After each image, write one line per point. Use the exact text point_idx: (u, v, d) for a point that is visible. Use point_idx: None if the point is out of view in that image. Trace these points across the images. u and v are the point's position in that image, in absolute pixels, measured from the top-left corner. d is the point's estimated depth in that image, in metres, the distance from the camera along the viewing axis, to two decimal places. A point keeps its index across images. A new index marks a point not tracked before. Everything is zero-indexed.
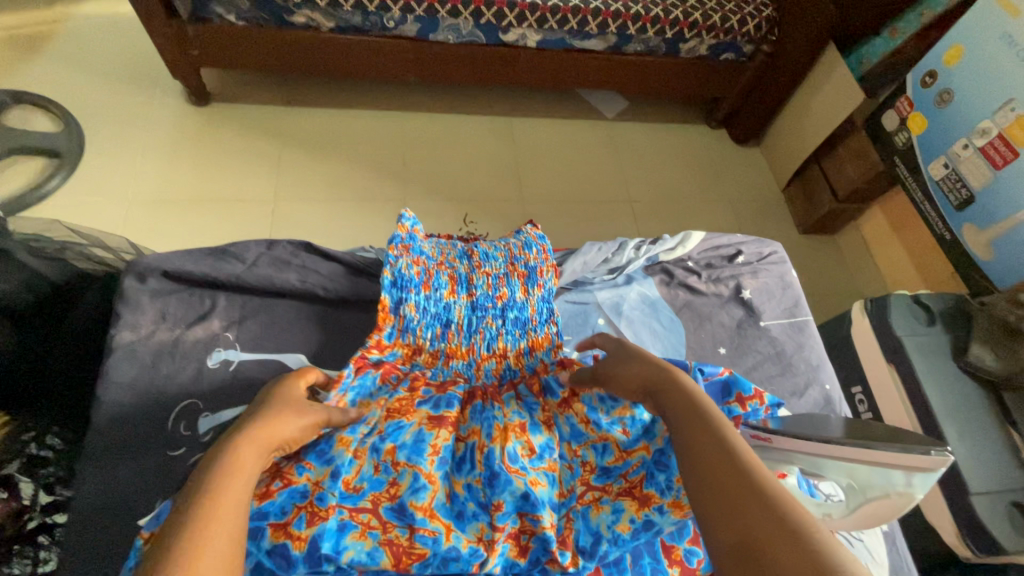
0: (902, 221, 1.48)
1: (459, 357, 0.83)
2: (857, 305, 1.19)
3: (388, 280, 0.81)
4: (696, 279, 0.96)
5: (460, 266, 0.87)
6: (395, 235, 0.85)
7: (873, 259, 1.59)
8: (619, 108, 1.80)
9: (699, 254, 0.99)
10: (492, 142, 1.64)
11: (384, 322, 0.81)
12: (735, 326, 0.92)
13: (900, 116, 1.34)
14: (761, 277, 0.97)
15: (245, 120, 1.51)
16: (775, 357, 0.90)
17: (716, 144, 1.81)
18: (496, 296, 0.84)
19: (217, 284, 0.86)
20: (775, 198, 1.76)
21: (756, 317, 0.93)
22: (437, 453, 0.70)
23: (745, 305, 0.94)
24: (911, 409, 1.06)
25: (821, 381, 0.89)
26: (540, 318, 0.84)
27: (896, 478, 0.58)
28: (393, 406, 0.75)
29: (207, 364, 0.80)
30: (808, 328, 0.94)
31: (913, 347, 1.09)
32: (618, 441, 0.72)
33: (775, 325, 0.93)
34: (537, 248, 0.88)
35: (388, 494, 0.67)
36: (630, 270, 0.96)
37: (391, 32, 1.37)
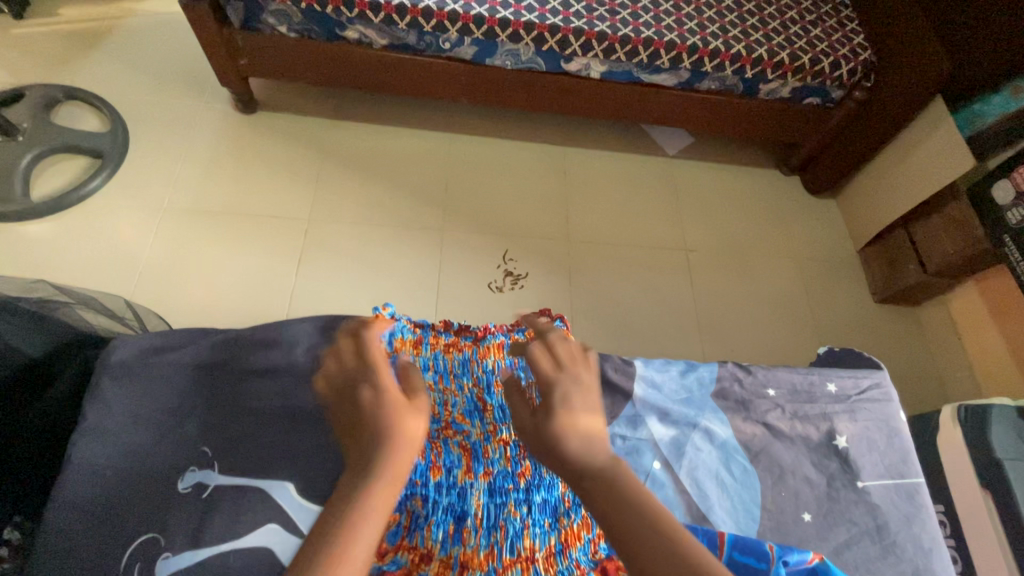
0: (1005, 305, 1.29)
1: (475, 565, 0.68)
2: (947, 411, 1.02)
3: None
4: (779, 416, 0.80)
5: (472, 431, 0.77)
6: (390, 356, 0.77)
7: (961, 344, 1.40)
8: (682, 144, 1.67)
9: (784, 383, 0.83)
10: (541, 173, 1.53)
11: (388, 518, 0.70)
12: (825, 485, 0.77)
13: (1016, 189, 1.16)
14: (860, 420, 0.81)
15: (291, 132, 1.46)
16: (876, 532, 0.74)
17: (785, 192, 1.65)
18: (518, 473, 0.73)
19: (199, 386, 0.77)
20: (850, 259, 1.58)
21: (854, 475, 0.77)
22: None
23: (840, 457, 0.78)
24: (1007, 552, 0.89)
25: (934, 571, 0.72)
26: (574, 500, 0.73)
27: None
28: None
29: (177, 489, 0.70)
30: (919, 495, 0.77)
31: (1018, 476, 0.92)
32: None
33: (876, 488, 0.77)
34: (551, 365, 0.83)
35: None
36: (694, 399, 0.81)
37: (446, 53, 1.28)
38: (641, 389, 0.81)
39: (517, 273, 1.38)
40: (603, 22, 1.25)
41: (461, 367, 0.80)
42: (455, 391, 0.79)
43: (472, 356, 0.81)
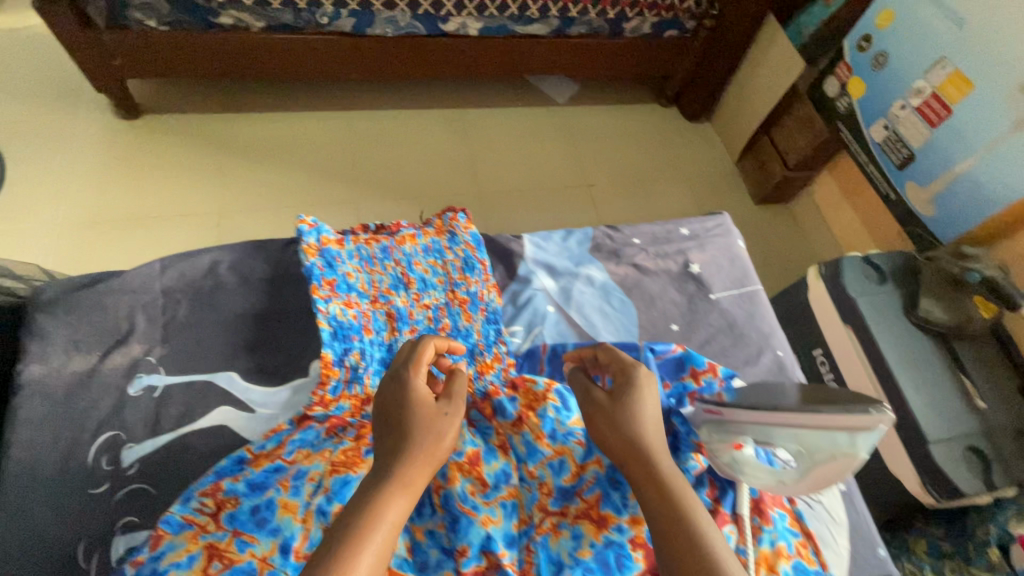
0: (851, 184, 1.51)
1: None
2: (812, 271, 1.20)
3: (326, 332, 0.74)
4: (643, 257, 0.91)
5: (396, 298, 0.80)
6: (307, 256, 0.77)
7: (827, 225, 1.62)
8: (569, 92, 1.79)
9: (645, 233, 0.94)
10: (443, 135, 1.61)
11: (327, 374, 0.73)
12: (685, 302, 0.87)
13: (840, 82, 1.37)
14: (708, 251, 0.93)
15: (184, 130, 1.44)
16: (727, 328, 0.85)
17: (667, 122, 1.82)
18: (439, 328, 0.78)
19: (135, 306, 0.79)
20: (729, 171, 1.77)
21: (706, 289, 0.89)
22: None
23: (695, 279, 0.89)
24: (869, 368, 1.09)
25: (772, 347, 0.84)
26: (487, 342, 0.78)
27: (839, 436, 0.56)
28: (338, 459, 0.65)
29: (128, 393, 0.73)
30: (757, 297, 0.89)
31: (867, 307, 1.12)
32: (574, 455, 0.66)
33: (725, 297, 0.88)
34: (461, 243, 0.84)
35: None
36: (578, 255, 0.90)
37: (326, 28, 1.32)
38: (529, 252, 0.89)
39: None
40: None
41: (380, 252, 0.83)
42: (380, 271, 0.82)
43: (390, 244, 0.84)
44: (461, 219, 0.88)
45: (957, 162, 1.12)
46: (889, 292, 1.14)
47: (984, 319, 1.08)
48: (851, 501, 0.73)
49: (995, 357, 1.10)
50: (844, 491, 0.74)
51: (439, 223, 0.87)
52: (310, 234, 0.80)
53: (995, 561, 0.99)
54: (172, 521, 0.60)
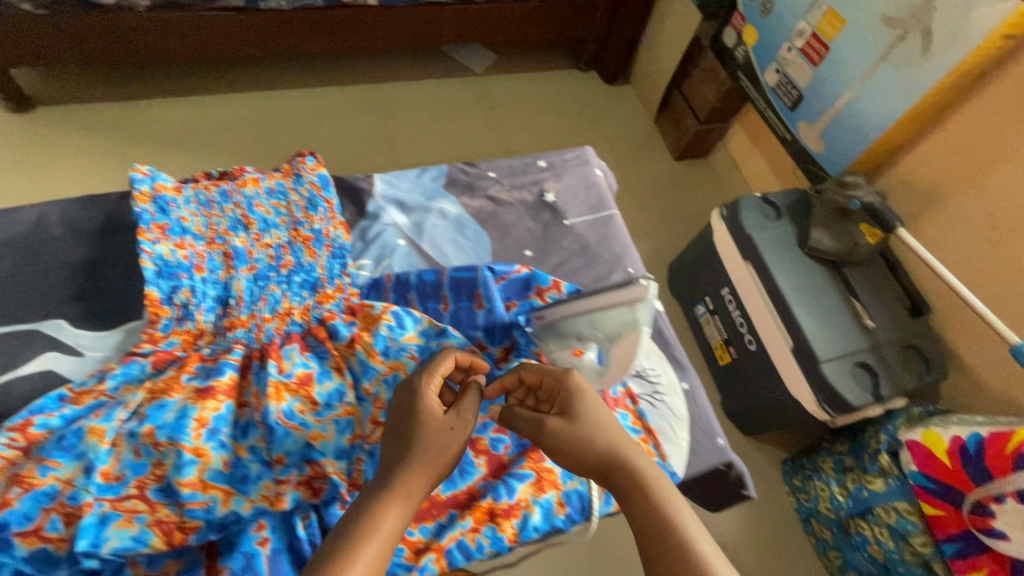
0: (758, 133, 1.57)
1: (240, 324, 0.72)
2: (715, 215, 1.25)
3: (149, 270, 0.70)
4: (498, 189, 0.91)
5: (235, 238, 0.76)
6: (138, 204, 0.73)
7: (742, 176, 1.68)
8: (487, 62, 1.80)
9: (502, 166, 0.95)
10: (359, 111, 1.60)
11: (156, 313, 0.70)
12: (540, 229, 0.89)
13: (736, 31, 1.40)
14: (565, 179, 0.94)
15: (80, 121, 1.39)
16: (580, 252, 0.88)
17: (587, 86, 1.85)
18: (279, 265, 0.76)
19: None
20: (649, 130, 1.81)
21: (561, 216, 0.90)
22: (203, 426, 0.62)
23: (551, 207, 0.91)
24: (767, 300, 1.14)
25: (624, 264, 0.87)
26: (330, 275, 0.76)
27: (614, 315, 0.66)
28: (156, 386, 0.66)
29: None
30: (612, 221, 0.91)
31: (763, 241, 1.17)
32: (406, 369, 0.70)
33: (579, 223, 0.90)
34: (307, 183, 0.81)
35: (154, 475, 0.61)
36: (431, 191, 0.90)
37: (218, 4, 1.29)
38: (378, 189, 0.88)
39: None
40: None
41: (220, 196, 0.79)
42: (218, 214, 0.78)
43: (231, 188, 0.80)
44: (311, 162, 0.84)
45: (837, 97, 1.17)
46: (785, 227, 1.19)
47: (869, 244, 1.12)
48: (693, 399, 0.80)
49: (886, 282, 1.16)
50: (687, 390, 0.81)
51: (286, 166, 0.83)
52: (144, 181, 0.75)
53: (885, 465, 1.05)
54: None
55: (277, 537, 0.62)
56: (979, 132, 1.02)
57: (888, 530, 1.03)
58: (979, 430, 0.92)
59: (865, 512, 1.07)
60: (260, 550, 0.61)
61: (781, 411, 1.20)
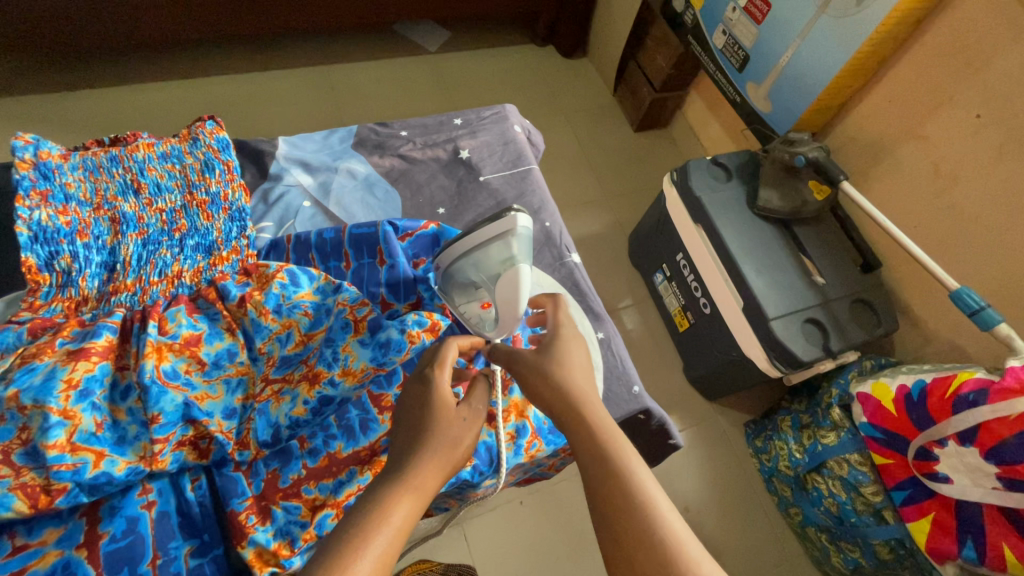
0: (713, 99, 1.55)
1: (126, 289, 0.69)
2: (665, 180, 1.25)
3: (22, 236, 0.65)
4: (411, 148, 0.92)
5: (124, 204, 0.72)
6: (15, 172, 0.67)
7: (700, 144, 1.67)
8: (440, 40, 1.77)
9: (415, 126, 0.95)
10: (309, 93, 1.57)
11: (35, 280, 0.66)
12: (455, 186, 0.90)
13: None
14: (480, 136, 0.94)
15: (14, 111, 1.35)
16: (495, 208, 0.89)
17: (543, 60, 1.83)
18: (173, 230, 0.73)
19: None
20: (607, 103, 1.79)
21: (476, 172, 0.91)
22: (74, 388, 0.57)
23: (465, 164, 0.91)
24: (718, 261, 1.14)
25: (541, 219, 0.89)
26: (227, 237, 0.74)
27: (491, 253, 0.67)
28: (28, 352, 0.60)
29: None
30: (530, 176, 0.92)
31: (711, 203, 1.16)
32: (298, 326, 0.68)
33: (495, 179, 0.91)
34: (204, 147, 0.75)
35: (20, 440, 0.55)
36: (338, 152, 0.91)
37: None
38: (281, 151, 0.88)
39: None
40: None
41: (108, 161, 0.73)
42: (107, 179, 0.73)
43: (121, 152, 0.74)
44: (209, 126, 0.78)
45: (781, 55, 1.16)
46: (735, 188, 1.19)
47: (817, 201, 1.11)
48: (608, 347, 0.80)
49: (837, 239, 1.16)
50: (602, 339, 0.81)
51: (183, 130, 0.77)
52: (26, 150, 0.69)
53: (837, 419, 1.04)
54: None
55: (165, 500, 0.60)
56: (914, 83, 1.02)
57: (841, 481, 1.03)
58: (925, 377, 0.92)
59: (820, 466, 1.07)
60: (144, 513, 0.58)
61: (737, 371, 1.20)
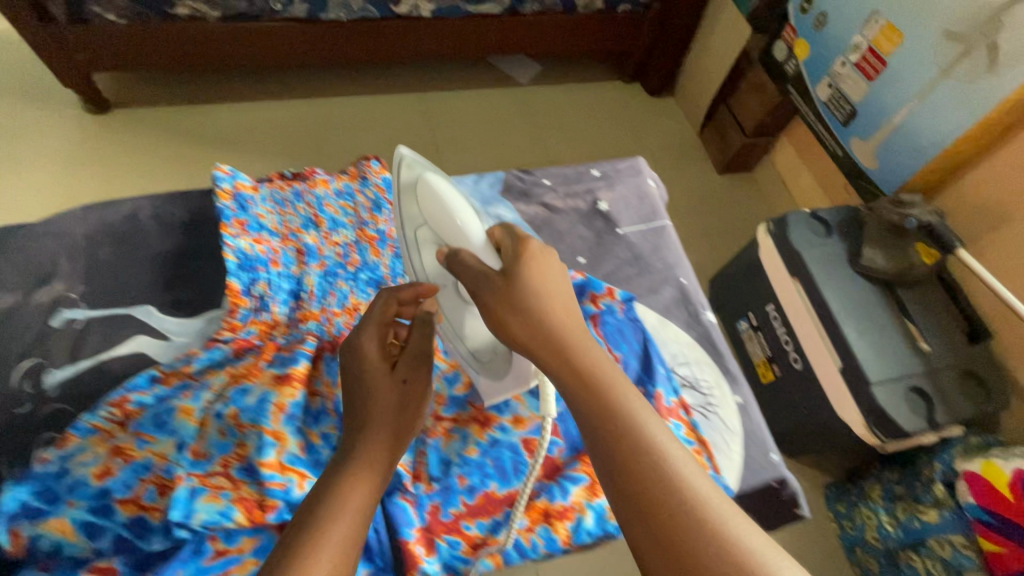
0: (807, 147, 1.54)
1: (313, 317, 0.77)
2: (760, 229, 1.24)
3: (231, 262, 0.76)
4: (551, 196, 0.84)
5: (306, 236, 0.83)
6: (222, 205, 0.79)
7: (787, 189, 1.65)
8: (532, 73, 1.83)
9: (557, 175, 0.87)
10: (408, 118, 1.65)
11: (236, 303, 0.75)
12: (593, 238, 0.80)
13: (787, 45, 1.39)
14: (619, 187, 0.85)
15: (150, 122, 1.49)
16: (631, 261, 0.80)
17: (630, 97, 1.86)
18: (346, 263, 0.83)
19: (60, 248, 0.79)
20: (692, 143, 1.80)
21: (614, 224, 0.82)
22: (283, 411, 0.65)
23: (604, 216, 0.82)
24: (815, 318, 1.12)
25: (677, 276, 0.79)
26: (393, 273, 0.84)
27: (414, 206, 0.68)
28: (238, 371, 0.69)
29: (48, 325, 0.73)
30: (669, 231, 0.82)
31: (813, 259, 1.14)
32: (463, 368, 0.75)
33: (632, 232, 0.82)
34: (373, 185, 0.91)
35: (238, 455, 0.63)
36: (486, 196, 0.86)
37: (281, 15, 1.36)
38: None
39: None
40: None
41: (293, 196, 0.87)
42: (291, 213, 0.85)
43: (303, 188, 0.88)
44: (375, 165, 0.94)
45: (896, 112, 1.14)
46: (836, 245, 1.17)
47: (925, 265, 1.08)
48: (748, 414, 0.72)
49: (944, 306, 1.11)
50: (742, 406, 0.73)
51: (353, 169, 0.93)
52: (224, 179, 0.81)
53: (940, 497, 1.00)
54: (81, 427, 0.63)
55: None
56: None
57: (941, 563, 0.99)
58: None
59: (917, 543, 1.03)
60: None
61: (824, 433, 1.16)
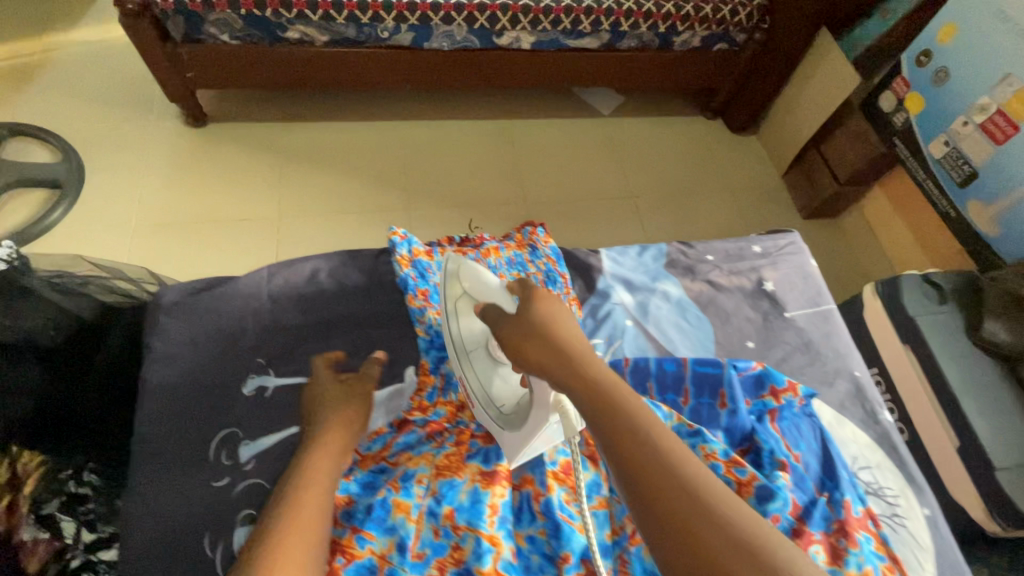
0: (904, 201, 1.48)
1: None
2: (867, 289, 1.18)
3: (423, 340, 0.87)
4: (718, 274, 0.95)
5: None
6: (404, 277, 0.89)
7: (877, 241, 1.59)
8: (614, 104, 1.81)
9: (719, 252, 0.98)
10: (491, 145, 1.64)
11: (425, 381, 0.85)
12: (761, 320, 0.90)
13: (896, 97, 1.35)
14: (782, 269, 0.96)
15: (244, 138, 1.51)
16: (803, 346, 0.88)
17: (712, 134, 1.82)
18: None
19: (247, 311, 0.88)
20: (775, 185, 1.76)
21: (781, 308, 0.92)
22: (497, 512, 0.66)
23: (770, 296, 0.92)
24: (930, 391, 1.07)
25: (849, 368, 0.86)
26: None
27: (455, 289, 0.78)
28: (441, 463, 0.72)
29: (243, 392, 0.81)
30: (833, 316, 0.92)
31: (927, 328, 1.10)
32: None
33: (800, 316, 0.91)
34: (542, 257, 0.93)
35: (453, 558, 0.64)
36: (654, 270, 0.95)
37: (386, 42, 1.37)
38: (606, 264, 0.95)
39: None
40: None
41: None
42: None
43: (476, 257, 0.93)
44: (540, 233, 0.99)
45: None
46: (950, 314, 1.12)
47: None
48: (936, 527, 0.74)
49: None
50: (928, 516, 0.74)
51: (521, 238, 0.98)
52: (402, 245, 0.92)
53: None
54: None
55: None
56: None
57: None
58: None
59: None
60: None
61: None
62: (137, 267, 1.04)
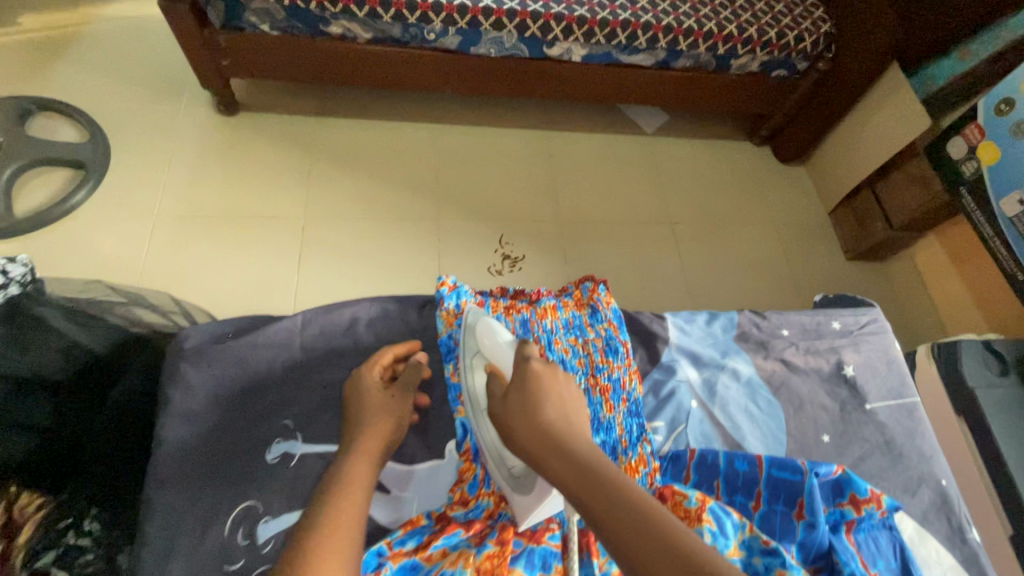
0: (962, 254, 1.42)
1: None
2: (923, 349, 1.11)
3: (461, 421, 0.84)
4: (794, 354, 0.92)
5: None
6: (443, 339, 0.87)
7: (927, 292, 1.52)
8: (659, 123, 1.73)
9: (795, 326, 0.95)
10: (529, 157, 1.58)
11: (468, 469, 0.81)
12: (838, 411, 0.88)
13: (968, 144, 1.26)
14: (863, 351, 0.94)
15: (276, 131, 1.46)
16: (884, 445, 0.86)
17: (759, 163, 1.74)
18: None
19: (275, 363, 0.83)
20: (822, 222, 1.67)
21: (862, 399, 0.90)
22: None
23: (849, 383, 0.90)
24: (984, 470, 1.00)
25: (935, 475, 0.85)
26: (630, 439, 0.80)
27: (472, 341, 0.79)
28: (483, 566, 0.68)
29: (268, 458, 0.77)
30: (917, 411, 0.90)
31: (988, 401, 1.03)
32: None
33: (881, 408, 0.89)
34: (604, 322, 0.88)
35: None
36: (724, 344, 0.92)
37: (431, 44, 1.30)
38: (671, 335, 0.92)
39: (514, 256, 1.43)
40: (581, 6, 1.30)
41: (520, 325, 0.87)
42: None
43: (531, 317, 0.88)
44: (601, 291, 0.92)
45: None
46: (1011, 386, 1.05)
47: None
48: None
49: None
50: None
51: (580, 297, 0.92)
52: (450, 297, 0.89)
53: None
54: None
55: None
56: None
57: None
58: None
59: None
60: None
61: None
62: (160, 293, 1.05)
